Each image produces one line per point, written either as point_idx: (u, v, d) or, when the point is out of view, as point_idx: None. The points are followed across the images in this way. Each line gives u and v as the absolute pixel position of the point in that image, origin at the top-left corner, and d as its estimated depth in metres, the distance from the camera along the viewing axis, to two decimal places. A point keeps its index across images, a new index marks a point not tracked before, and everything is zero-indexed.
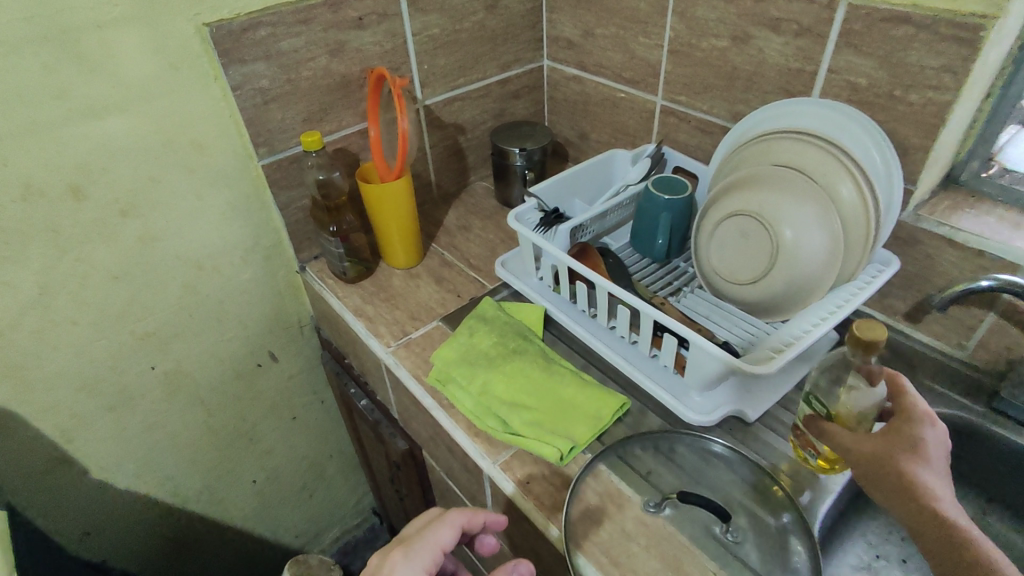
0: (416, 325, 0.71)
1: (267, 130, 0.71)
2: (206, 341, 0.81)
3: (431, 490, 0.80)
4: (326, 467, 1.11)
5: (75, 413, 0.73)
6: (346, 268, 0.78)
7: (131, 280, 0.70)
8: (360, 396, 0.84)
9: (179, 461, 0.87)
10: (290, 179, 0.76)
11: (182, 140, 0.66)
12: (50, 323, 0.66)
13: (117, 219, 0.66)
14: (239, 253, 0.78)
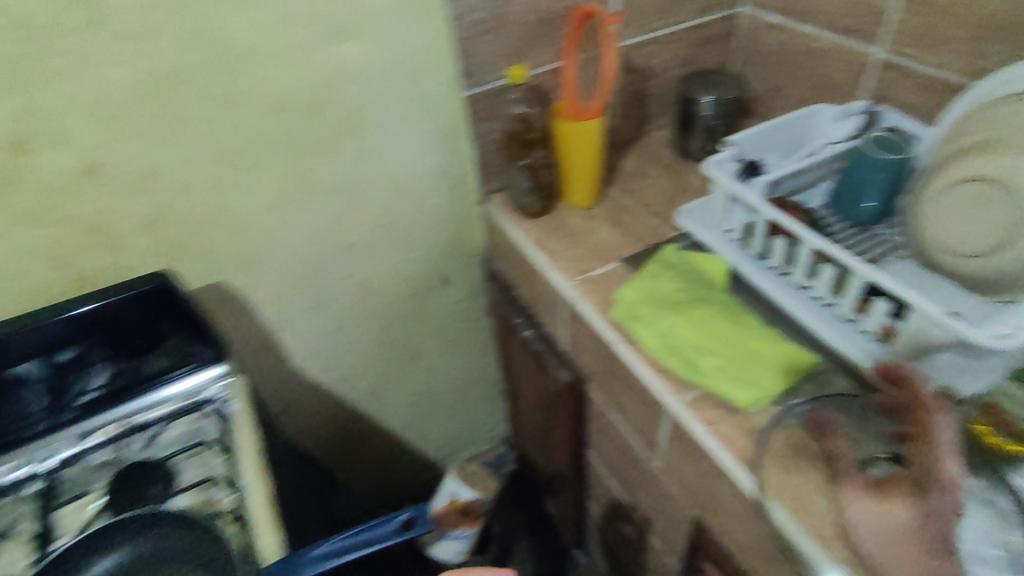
0: (597, 264, 0.73)
1: (477, 63, 0.73)
2: (393, 259, 0.87)
3: (585, 423, 0.83)
4: (471, 392, 1.18)
5: (287, 308, 0.83)
6: (529, 202, 0.80)
7: (345, 195, 0.76)
8: (524, 326, 0.88)
9: (357, 364, 0.97)
10: (487, 111, 0.78)
11: (403, 67, 0.70)
12: (279, 227, 0.75)
13: (341, 136, 0.71)
14: (434, 180, 0.82)
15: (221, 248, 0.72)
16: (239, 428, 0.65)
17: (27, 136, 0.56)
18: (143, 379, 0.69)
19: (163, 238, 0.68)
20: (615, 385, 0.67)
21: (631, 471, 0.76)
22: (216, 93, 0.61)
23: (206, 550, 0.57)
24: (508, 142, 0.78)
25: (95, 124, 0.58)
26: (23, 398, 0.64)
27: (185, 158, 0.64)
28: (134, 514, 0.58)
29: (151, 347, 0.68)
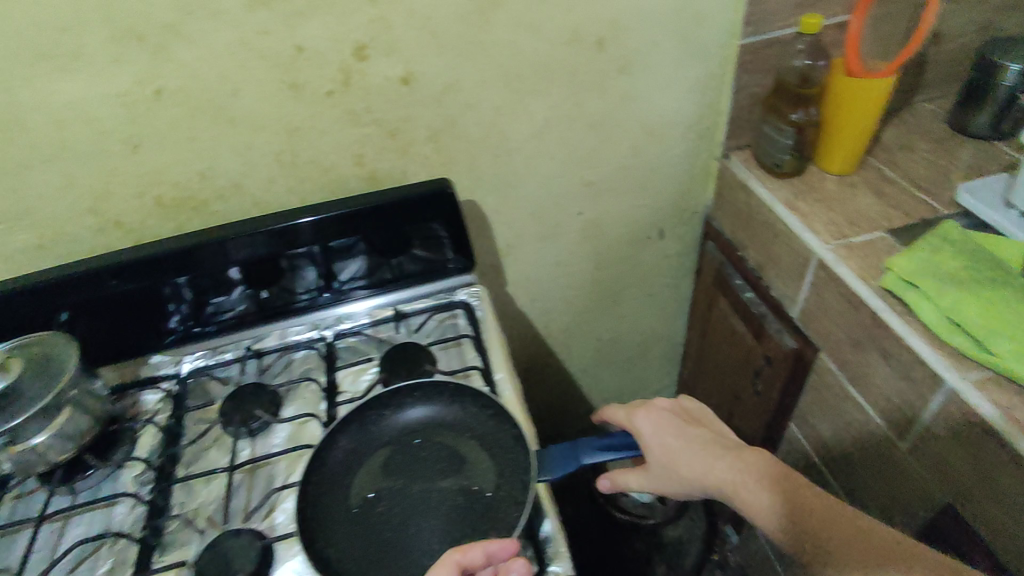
0: (858, 231, 0.70)
1: (761, 10, 0.72)
2: (623, 203, 0.90)
3: (798, 395, 0.81)
4: (650, 351, 1.19)
5: (519, 235, 0.89)
6: (784, 161, 0.77)
7: (602, 131, 0.80)
8: (744, 288, 0.87)
9: (561, 299, 1.02)
10: (757, 62, 0.76)
11: (689, 9, 0.70)
12: (537, 154, 0.80)
13: (614, 75, 0.74)
14: (682, 128, 0.83)
15: (484, 167, 0.79)
16: (486, 327, 0.73)
17: (369, 42, 0.64)
18: (400, 277, 0.80)
19: (443, 150, 0.75)
20: (865, 356, 0.65)
21: (851, 451, 0.73)
22: (524, 21, 0.67)
23: (477, 430, 0.59)
24: (770, 98, 0.77)
25: (423, 38, 0.65)
26: (300, 274, 0.76)
27: (479, 78, 0.70)
28: (422, 381, 0.61)
29: (408, 248, 0.77)
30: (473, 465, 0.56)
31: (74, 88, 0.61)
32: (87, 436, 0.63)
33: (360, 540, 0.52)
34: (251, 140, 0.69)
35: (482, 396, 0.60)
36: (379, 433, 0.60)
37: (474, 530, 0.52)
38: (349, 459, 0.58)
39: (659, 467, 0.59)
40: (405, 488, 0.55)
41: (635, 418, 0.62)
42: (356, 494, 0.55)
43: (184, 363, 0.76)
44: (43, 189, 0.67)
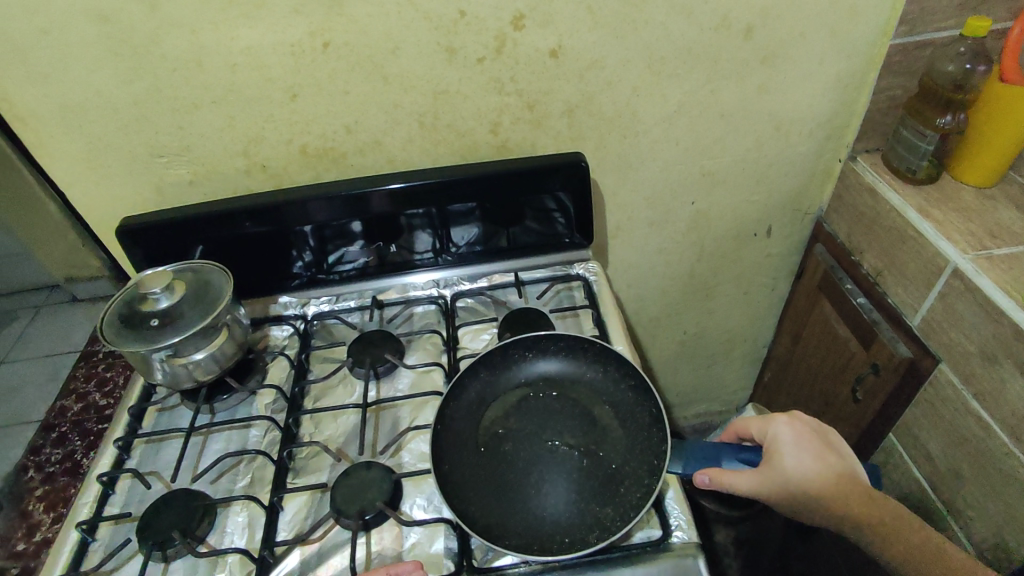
0: (999, 243, 0.69)
1: (920, 10, 0.71)
2: (737, 197, 0.90)
3: (903, 406, 0.80)
4: (733, 351, 1.18)
5: (631, 218, 0.90)
6: (919, 168, 0.77)
7: (733, 121, 0.80)
8: (856, 293, 0.86)
9: (657, 288, 1.02)
10: (906, 64, 0.76)
11: (846, 4, 0.70)
12: (664, 139, 0.80)
13: (757, 65, 0.74)
14: (812, 125, 0.82)
15: (611, 148, 0.80)
16: (602, 301, 0.79)
17: (528, 13, 0.66)
18: (516, 246, 0.84)
19: (577, 126, 0.77)
20: (997, 369, 0.64)
21: (962, 468, 0.71)
22: (679, 4, 0.68)
23: (614, 402, 0.63)
24: (912, 104, 0.78)
25: (580, 13, 0.67)
26: (413, 237, 0.80)
27: (625, 56, 0.71)
28: (569, 334, 0.67)
29: (521, 219, 0.81)
30: (603, 433, 0.60)
31: (253, 34, 0.64)
32: (230, 361, 0.67)
33: (484, 470, 0.58)
34: (399, 100, 0.72)
35: (627, 368, 0.64)
36: (516, 376, 0.66)
37: (592, 493, 0.56)
38: (485, 392, 0.65)
39: (794, 477, 0.56)
40: (533, 435, 0.60)
41: (776, 427, 0.60)
42: (489, 428, 0.61)
43: (310, 306, 0.82)
44: (204, 129, 0.71)
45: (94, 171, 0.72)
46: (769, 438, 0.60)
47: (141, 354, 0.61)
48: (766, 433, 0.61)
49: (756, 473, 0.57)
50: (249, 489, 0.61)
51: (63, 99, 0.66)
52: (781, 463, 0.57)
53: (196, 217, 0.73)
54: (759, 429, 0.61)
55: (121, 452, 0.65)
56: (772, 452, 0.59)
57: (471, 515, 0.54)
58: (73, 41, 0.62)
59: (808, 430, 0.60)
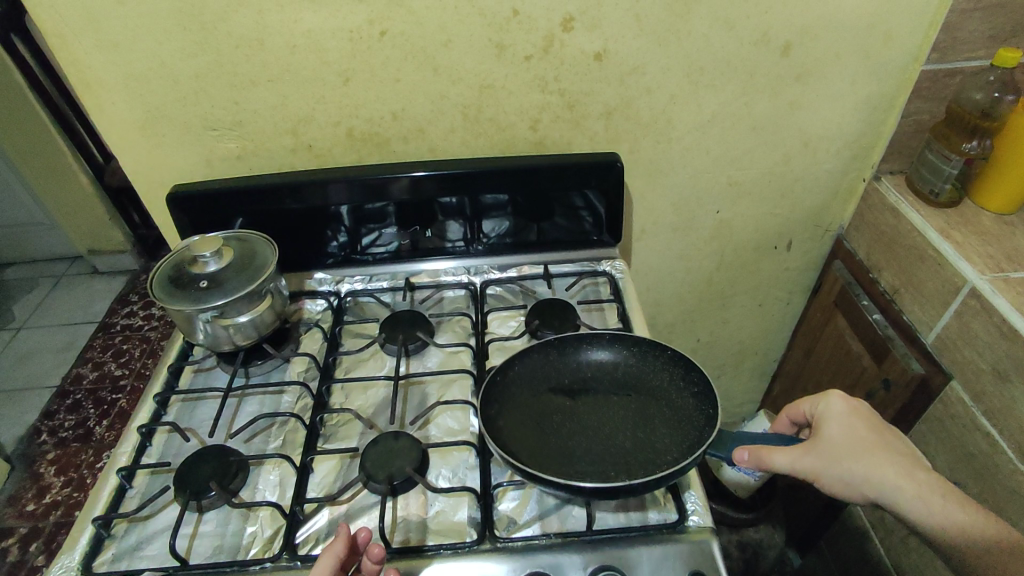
0: (1015, 266, 0.72)
1: (953, 38, 0.74)
2: (760, 209, 0.92)
3: (910, 421, 0.82)
4: (743, 363, 1.20)
5: (656, 222, 0.92)
6: (942, 191, 0.80)
7: (763, 136, 0.83)
8: (872, 309, 0.88)
9: (675, 294, 1.05)
10: (935, 90, 0.79)
11: (882, 29, 0.73)
12: (695, 147, 0.83)
13: (791, 82, 0.77)
14: (839, 144, 0.85)
15: (644, 152, 0.83)
16: (627, 297, 0.81)
17: (577, 16, 0.70)
18: (544, 240, 0.87)
19: (614, 129, 0.80)
20: (1008, 387, 0.66)
21: (968, 483, 0.73)
22: (722, 17, 0.71)
23: (673, 408, 0.63)
24: (938, 126, 0.81)
25: (627, 20, 0.70)
26: (445, 225, 0.83)
27: (666, 65, 0.75)
28: (640, 335, 0.68)
29: (552, 215, 0.83)
30: (656, 437, 0.61)
31: (316, 18, 0.67)
32: (268, 328, 0.70)
33: (524, 422, 0.63)
34: (446, 91, 0.75)
35: (695, 374, 0.64)
36: (577, 361, 0.68)
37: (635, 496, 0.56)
38: (551, 370, 0.67)
39: (842, 448, 0.53)
40: (585, 412, 0.64)
41: (827, 401, 0.58)
42: (545, 406, 0.64)
43: (344, 284, 0.85)
44: (259, 106, 0.74)
45: (148, 139, 0.75)
46: (818, 413, 0.58)
47: (188, 313, 0.64)
48: (817, 408, 0.58)
49: (797, 449, 0.54)
50: (281, 450, 0.63)
51: (128, 68, 0.69)
52: (827, 431, 0.55)
53: (243, 190, 0.76)
54: (813, 406, 0.59)
55: (159, 407, 0.67)
56: (819, 425, 0.56)
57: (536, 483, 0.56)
58: (147, 11, 0.65)
59: (865, 409, 0.57)
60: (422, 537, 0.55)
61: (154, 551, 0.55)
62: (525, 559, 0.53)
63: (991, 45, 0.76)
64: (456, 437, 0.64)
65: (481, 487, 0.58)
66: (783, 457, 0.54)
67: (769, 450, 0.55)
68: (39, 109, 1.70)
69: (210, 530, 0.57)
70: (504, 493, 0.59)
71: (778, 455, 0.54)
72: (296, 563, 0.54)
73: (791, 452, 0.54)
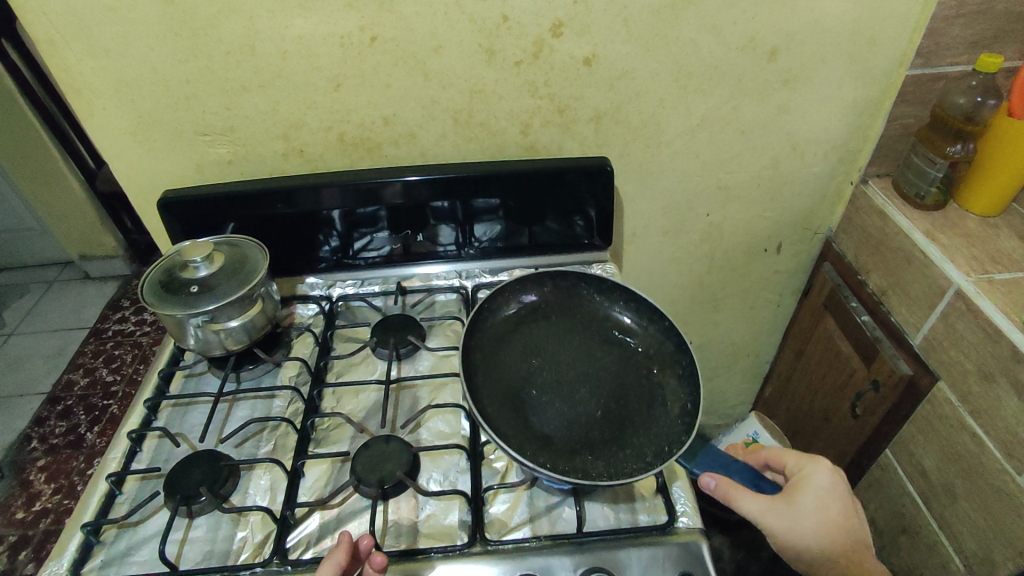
0: (1000, 268, 0.73)
1: (936, 44, 0.76)
2: (749, 212, 0.93)
3: (899, 422, 0.83)
4: (735, 365, 1.21)
5: (646, 226, 0.93)
6: (928, 193, 0.81)
7: (752, 140, 0.84)
8: (861, 311, 0.89)
9: (666, 296, 1.05)
10: (920, 94, 0.80)
11: (867, 34, 0.74)
12: (684, 151, 0.84)
13: (779, 87, 0.78)
14: (826, 148, 0.86)
15: (633, 156, 0.84)
16: None
17: (566, 21, 0.70)
18: (535, 243, 0.87)
19: (604, 133, 0.81)
20: (993, 387, 0.67)
21: (956, 483, 0.74)
22: (709, 23, 0.71)
23: (655, 381, 0.65)
24: (923, 130, 0.82)
25: (615, 25, 0.71)
26: (436, 229, 0.83)
27: (655, 70, 0.75)
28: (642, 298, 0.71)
29: (542, 219, 0.84)
30: (631, 397, 0.64)
31: (306, 24, 0.68)
32: (259, 333, 0.70)
33: (508, 357, 0.66)
34: (437, 96, 0.75)
35: (683, 357, 0.66)
36: (577, 306, 0.73)
37: (594, 441, 0.59)
38: (546, 306, 0.73)
39: (808, 519, 0.53)
40: (568, 351, 0.67)
41: (814, 467, 0.56)
42: (533, 336, 0.69)
43: (335, 288, 0.85)
44: (249, 111, 0.74)
45: (138, 144, 0.75)
46: (801, 473, 0.57)
47: (178, 317, 0.64)
48: (801, 469, 0.57)
49: (769, 500, 0.54)
50: (272, 455, 0.63)
51: (119, 74, 0.69)
52: (802, 501, 0.54)
53: (234, 194, 0.76)
54: (795, 463, 0.58)
55: (149, 412, 0.67)
56: (795, 486, 0.56)
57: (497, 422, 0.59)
58: (137, 18, 0.65)
59: (844, 486, 0.56)
60: (413, 541, 0.56)
61: (143, 557, 0.55)
62: (515, 562, 0.53)
63: (974, 50, 0.77)
64: (447, 440, 0.64)
65: (472, 491, 0.58)
66: (751, 503, 0.53)
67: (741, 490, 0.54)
68: (31, 113, 1.70)
69: (200, 536, 0.57)
70: (495, 496, 0.59)
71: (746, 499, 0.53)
72: (286, 568, 0.54)
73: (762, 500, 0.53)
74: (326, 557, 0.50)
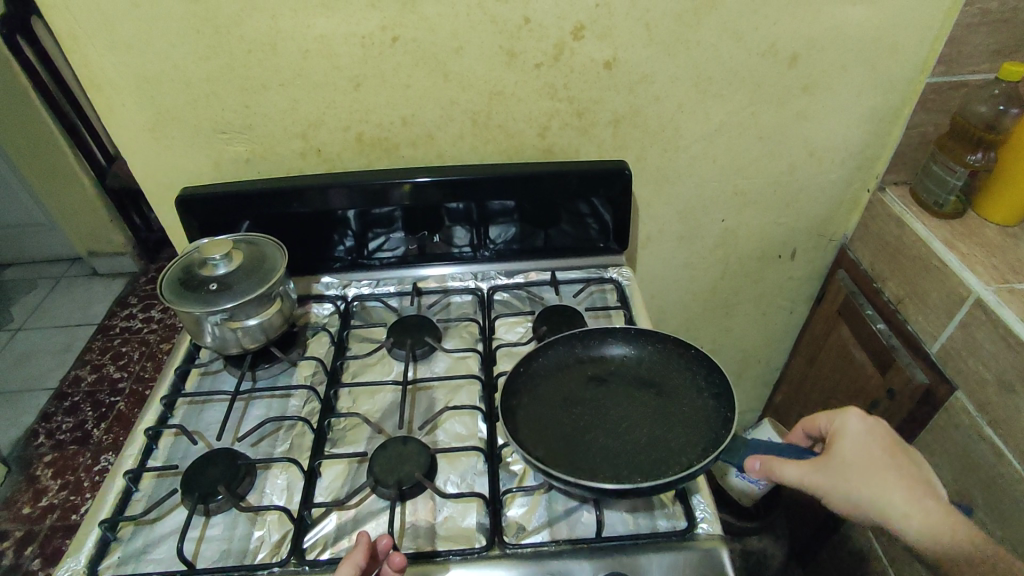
0: (1019, 278, 0.72)
1: (958, 52, 0.75)
2: (764, 218, 0.93)
3: (915, 432, 0.82)
4: (746, 371, 1.21)
5: (661, 230, 0.92)
6: (946, 202, 0.81)
7: (770, 146, 0.83)
8: (876, 319, 0.89)
9: (679, 301, 1.05)
10: (940, 102, 0.80)
11: (888, 41, 0.74)
12: (701, 156, 0.84)
13: (798, 93, 0.78)
14: (844, 154, 0.86)
15: (651, 160, 0.83)
16: (633, 304, 0.82)
17: (587, 25, 0.70)
18: (551, 246, 0.87)
19: (621, 137, 0.81)
20: (1014, 398, 0.67)
21: (972, 494, 0.74)
22: (731, 28, 0.71)
23: (693, 401, 0.63)
24: (942, 139, 0.82)
25: (637, 29, 0.71)
26: (453, 230, 0.83)
27: (674, 75, 0.75)
28: (667, 335, 0.67)
29: (559, 222, 0.84)
30: (675, 424, 0.61)
31: (328, 24, 0.68)
32: (276, 331, 0.70)
33: (546, 413, 0.63)
34: (456, 98, 0.75)
35: (715, 375, 0.63)
36: (607, 355, 0.68)
37: (645, 472, 0.57)
38: (580, 356, 0.68)
39: (853, 469, 0.51)
40: (605, 399, 0.64)
41: (843, 418, 0.55)
42: (568, 392, 0.65)
43: (350, 288, 0.85)
44: (269, 110, 0.74)
45: (157, 141, 0.75)
46: (834, 427, 0.55)
47: (197, 315, 0.64)
48: (834, 423, 0.55)
49: (810, 464, 0.52)
50: (288, 454, 0.63)
51: (140, 70, 0.69)
52: (838, 454, 0.52)
53: (251, 193, 0.76)
54: (828, 419, 0.56)
55: (166, 409, 0.67)
56: (832, 440, 0.54)
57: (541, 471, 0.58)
58: (161, 15, 0.65)
59: (882, 426, 0.54)
60: (431, 543, 0.55)
61: (160, 555, 0.55)
62: (535, 566, 0.53)
63: (995, 59, 0.76)
64: (464, 443, 0.64)
65: (490, 493, 0.58)
66: (794, 472, 0.52)
67: (780, 461, 0.53)
68: (42, 107, 1.70)
69: (218, 535, 0.57)
70: (513, 499, 0.58)
71: (789, 468, 0.53)
72: (304, 568, 0.53)
73: (803, 467, 0.52)
74: (346, 557, 0.50)
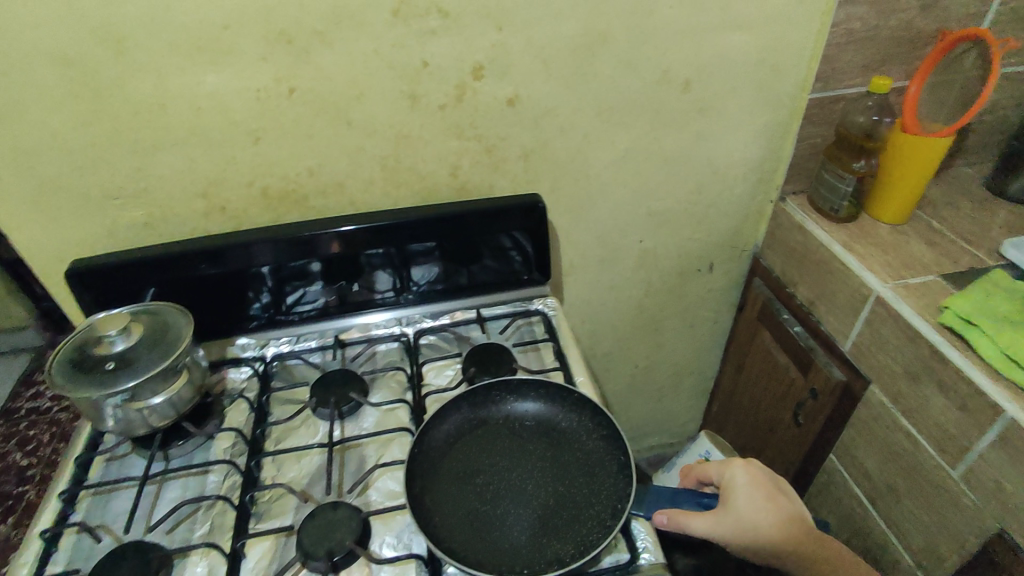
0: (912, 273, 0.77)
1: (833, 68, 0.81)
2: (679, 236, 0.96)
3: (840, 428, 0.86)
4: (682, 383, 1.23)
5: (583, 256, 0.94)
6: (842, 207, 0.86)
7: (675, 168, 0.87)
8: (793, 322, 0.93)
9: (609, 323, 1.06)
10: (824, 115, 0.86)
11: (770, 63, 0.79)
12: (612, 183, 0.86)
13: (695, 116, 0.81)
14: (745, 170, 0.90)
15: (564, 190, 0.85)
16: (561, 334, 0.82)
17: (486, 64, 0.71)
18: (474, 284, 0.86)
19: (533, 170, 0.81)
20: (921, 388, 0.70)
21: (897, 482, 0.77)
22: (625, 60, 0.74)
23: (585, 446, 0.64)
24: (830, 149, 0.87)
25: (536, 66, 0.72)
26: (373, 276, 0.81)
27: (577, 107, 0.77)
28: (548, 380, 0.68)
29: (479, 258, 0.83)
30: (574, 474, 0.62)
31: (219, 80, 0.66)
32: (186, 405, 0.66)
33: (450, 490, 0.60)
34: (362, 144, 0.74)
35: (600, 416, 0.65)
36: (496, 413, 0.68)
37: (557, 530, 0.57)
38: (471, 420, 0.67)
39: (748, 517, 0.58)
40: (500, 462, 0.63)
41: (732, 469, 0.62)
42: (462, 463, 0.63)
43: (269, 347, 0.81)
44: (164, 171, 0.70)
45: (40, 213, 0.70)
46: (726, 478, 0.62)
47: (94, 399, 0.59)
48: (725, 474, 0.63)
49: (712, 515, 0.58)
50: (208, 538, 0.59)
51: (14, 141, 0.64)
52: (734, 504, 0.59)
53: (150, 258, 0.72)
54: (719, 471, 0.63)
55: (66, 505, 0.61)
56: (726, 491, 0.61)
57: (451, 544, 0.56)
58: (32, 81, 0.61)
59: (762, 473, 0.62)
60: None
61: None
62: None
63: (867, 73, 0.83)
64: (398, 500, 0.61)
65: (428, 552, 0.56)
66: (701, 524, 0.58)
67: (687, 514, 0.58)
68: None
69: None
70: None
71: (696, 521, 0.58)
72: None
73: (707, 518, 0.58)
74: None
